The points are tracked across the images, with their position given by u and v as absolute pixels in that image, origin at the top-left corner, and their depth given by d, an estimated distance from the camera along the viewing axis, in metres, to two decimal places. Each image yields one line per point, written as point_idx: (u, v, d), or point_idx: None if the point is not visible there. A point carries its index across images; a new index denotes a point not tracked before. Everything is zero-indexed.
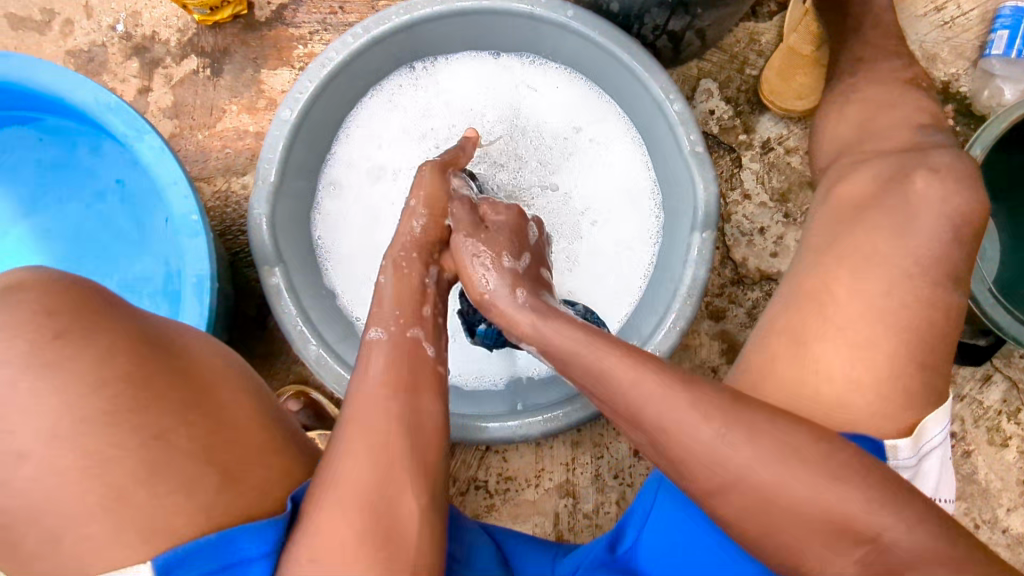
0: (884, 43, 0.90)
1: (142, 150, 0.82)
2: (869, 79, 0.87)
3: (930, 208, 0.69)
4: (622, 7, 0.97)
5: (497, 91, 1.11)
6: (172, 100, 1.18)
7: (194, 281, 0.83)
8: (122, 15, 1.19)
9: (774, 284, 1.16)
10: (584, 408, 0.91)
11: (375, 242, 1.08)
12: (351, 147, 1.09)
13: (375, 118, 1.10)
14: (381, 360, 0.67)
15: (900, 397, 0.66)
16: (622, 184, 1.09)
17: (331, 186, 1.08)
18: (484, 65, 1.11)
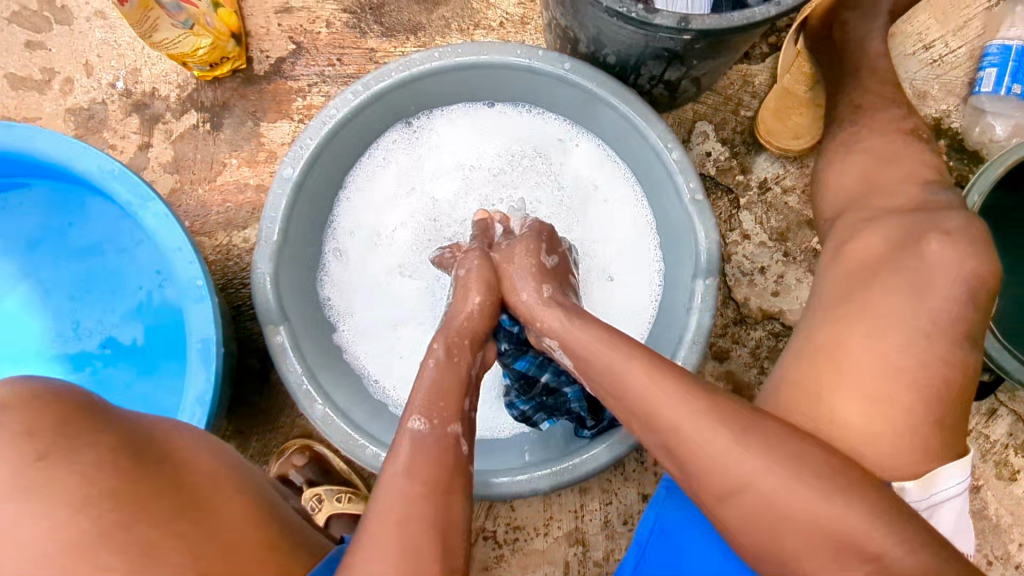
0: (881, 93, 0.92)
1: (146, 217, 0.83)
2: (871, 128, 0.88)
3: (936, 261, 0.70)
4: (618, 59, 0.97)
5: (496, 143, 1.12)
6: (172, 155, 1.19)
7: (200, 345, 0.83)
8: (121, 73, 1.20)
9: (777, 323, 1.17)
10: (595, 459, 0.90)
11: (383, 296, 1.09)
12: (352, 203, 1.10)
13: (374, 174, 1.11)
14: (408, 446, 0.68)
15: (915, 452, 0.66)
16: (623, 231, 1.10)
17: (333, 244, 1.09)
18: (480, 116, 1.12)
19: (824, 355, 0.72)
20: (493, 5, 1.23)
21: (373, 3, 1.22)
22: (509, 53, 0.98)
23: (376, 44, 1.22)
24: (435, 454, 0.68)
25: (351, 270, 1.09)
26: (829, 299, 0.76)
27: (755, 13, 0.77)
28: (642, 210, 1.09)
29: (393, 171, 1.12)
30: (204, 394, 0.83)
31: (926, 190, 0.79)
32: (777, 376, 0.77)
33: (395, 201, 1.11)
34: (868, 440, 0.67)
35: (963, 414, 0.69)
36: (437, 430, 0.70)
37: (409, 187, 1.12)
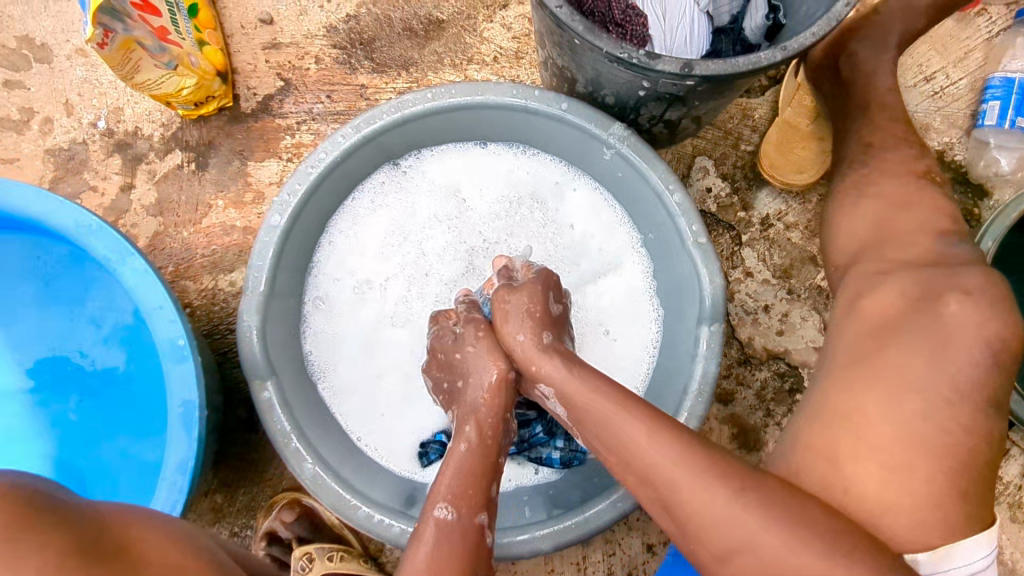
0: (890, 133, 0.89)
1: (125, 273, 0.79)
2: (877, 172, 0.86)
3: (956, 318, 0.67)
4: (618, 100, 0.94)
5: (487, 183, 1.09)
6: (155, 197, 1.15)
7: (182, 409, 0.78)
8: (103, 112, 1.16)
9: (783, 363, 1.13)
10: (601, 516, 0.85)
11: (369, 344, 1.04)
12: (338, 246, 1.06)
13: (362, 216, 1.07)
14: (429, 547, 0.66)
15: (940, 523, 0.63)
16: (619, 274, 1.07)
17: (318, 289, 1.04)
18: (471, 156, 1.09)
19: (841, 416, 0.68)
20: (486, 40, 1.20)
21: (364, 39, 1.19)
22: (504, 93, 0.95)
23: (367, 80, 1.19)
24: (458, 548, 0.66)
25: (335, 316, 1.04)
26: (844, 355, 0.72)
27: (760, 58, 0.75)
28: (637, 250, 1.07)
29: (380, 212, 1.08)
30: (185, 460, 0.78)
31: (938, 242, 0.76)
32: (790, 435, 0.73)
33: (382, 243, 1.07)
34: (890, 509, 0.64)
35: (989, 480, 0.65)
36: (466, 521, 0.68)
37: (397, 229, 1.07)
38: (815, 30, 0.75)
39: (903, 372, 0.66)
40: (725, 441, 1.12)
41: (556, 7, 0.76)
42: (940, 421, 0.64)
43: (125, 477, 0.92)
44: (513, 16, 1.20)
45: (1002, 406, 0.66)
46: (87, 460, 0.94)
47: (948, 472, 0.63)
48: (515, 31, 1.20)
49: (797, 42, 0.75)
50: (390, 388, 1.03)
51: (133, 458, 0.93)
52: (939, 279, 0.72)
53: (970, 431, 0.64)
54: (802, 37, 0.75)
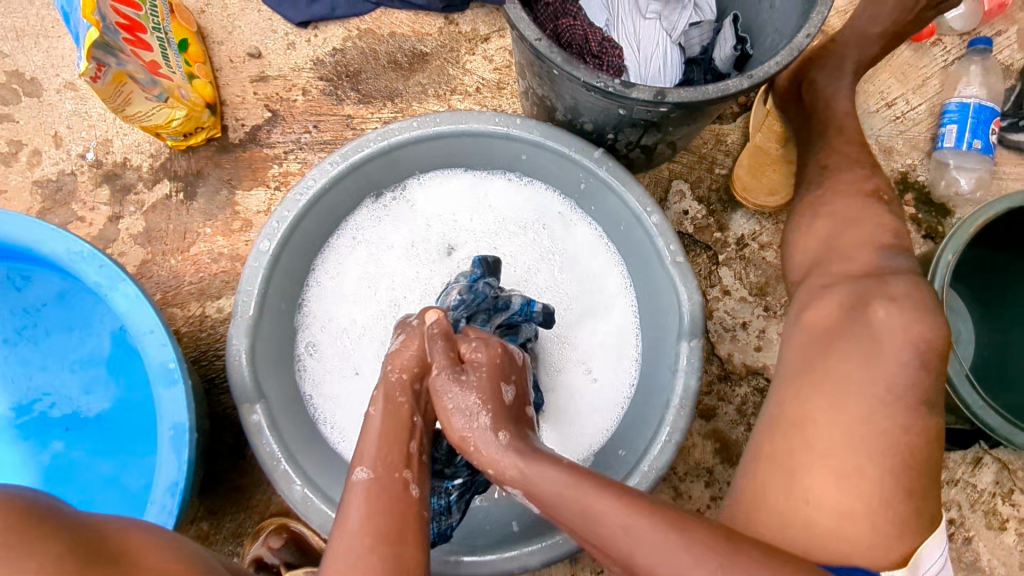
0: (852, 154, 0.93)
1: (116, 298, 0.80)
2: (836, 190, 0.90)
3: (913, 326, 0.70)
4: (596, 126, 0.98)
5: (485, 214, 1.13)
6: (143, 226, 1.16)
7: (172, 432, 0.78)
8: (93, 143, 1.19)
9: (762, 378, 1.16)
10: None
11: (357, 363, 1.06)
12: (337, 266, 1.09)
13: (359, 232, 1.10)
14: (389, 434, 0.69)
15: (904, 521, 0.65)
16: (604, 310, 1.10)
17: (315, 306, 1.07)
18: (471, 183, 1.13)
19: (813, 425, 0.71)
20: (469, 72, 1.24)
21: (350, 71, 1.23)
22: (487, 122, 0.99)
23: (353, 110, 1.22)
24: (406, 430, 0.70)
25: (326, 331, 1.07)
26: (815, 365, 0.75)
27: (728, 86, 0.79)
28: (627, 288, 1.10)
29: (379, 231, 1.11)
30: (175, 483, 0.78)
31: (892, 259, 0.80)
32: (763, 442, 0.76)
33: (378, 262, 1.10)
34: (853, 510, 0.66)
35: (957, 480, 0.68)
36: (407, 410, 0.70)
37: (394, 250, 1.11)
38: (778, 60, 0.80)
39: (867, 380, 0.70)
40: (708, 456, 1.14)
41: (535, 39, 0.80)
42: (904, 425, 0.67)
43: (106, 505, 0.91)
44: (494, 48, 1.25)
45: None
46: (70, 489, 0.93)
47: (911, 472, 0.66)
48: (497, 63, 1.25)
49: (762, 70, 0.79)
50: None
51: (117, 486, 0.92)
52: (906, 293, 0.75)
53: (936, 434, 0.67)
54: (766, 66, 0.80)
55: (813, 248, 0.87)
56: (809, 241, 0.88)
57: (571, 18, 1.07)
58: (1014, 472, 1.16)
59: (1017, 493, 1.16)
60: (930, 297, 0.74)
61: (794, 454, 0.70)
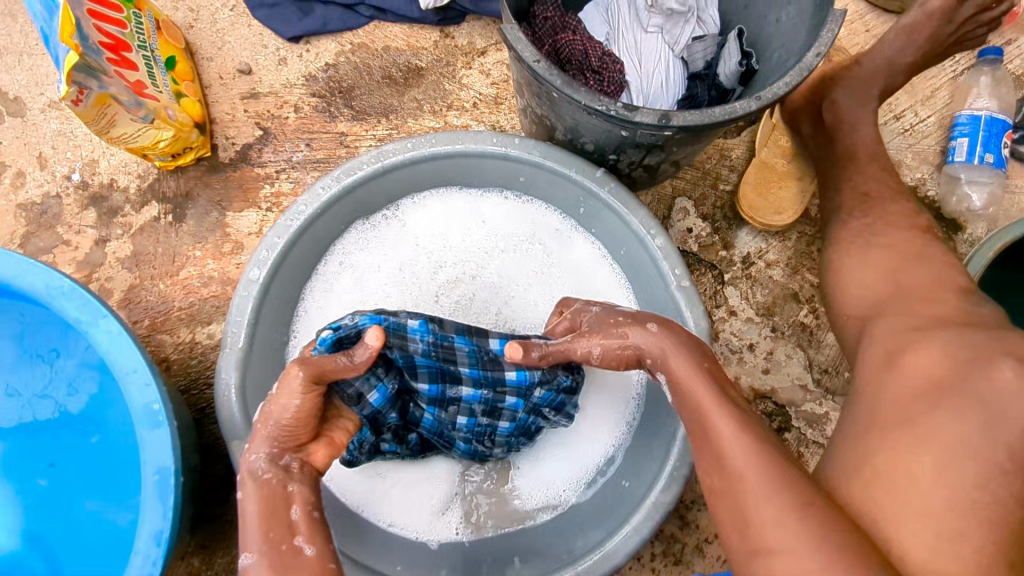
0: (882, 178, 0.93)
1: (98, 337, 0.76)
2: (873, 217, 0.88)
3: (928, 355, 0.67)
4: (597, 147, 0.94)
5: (484, 233, 1.08)
6: (131, 250, 1.13)
7: (156, 477, 0.74)
8: (78, 164, 1.15)
9: (770, 402, 1.13)
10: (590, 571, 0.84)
11: None
12: (329, 288, 1.04)
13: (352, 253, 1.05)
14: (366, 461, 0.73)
15: None
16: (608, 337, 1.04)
17: (306, 331, 1.02)
18: (469, 202, 1.08)
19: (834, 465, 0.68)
20: (466, 86, 1.21)
21: (343, 87, 1.20)
22: (484, 142, 0.96)
23: (346, 127, 1.19)
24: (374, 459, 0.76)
25: None
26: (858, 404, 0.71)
27: (735, 108, 0.76)
28: None
29: (373, 252, 1.06)
30: (159, 531, 0.74)
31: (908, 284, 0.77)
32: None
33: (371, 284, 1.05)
34: None
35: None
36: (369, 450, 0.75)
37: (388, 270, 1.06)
38: (787, 80, 0.77)
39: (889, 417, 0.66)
40: None
41: (534, 61, 0.77)
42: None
43: (93, 540, 0.91)
44: (491, 62, 1.22)
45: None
46: (60, 526, 0.93)
47: None
48: (494, 77, 1.21)
49: (771, 91, 0.76)
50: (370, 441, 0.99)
51: (105, 525, 0.92)
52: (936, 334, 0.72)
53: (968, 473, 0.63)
54: (774, 87, 0.76)
55: (859, 287, 0.83)
56: (849, 274, 0.85)
57: (571, 33, 1.04)
58: None
59: None
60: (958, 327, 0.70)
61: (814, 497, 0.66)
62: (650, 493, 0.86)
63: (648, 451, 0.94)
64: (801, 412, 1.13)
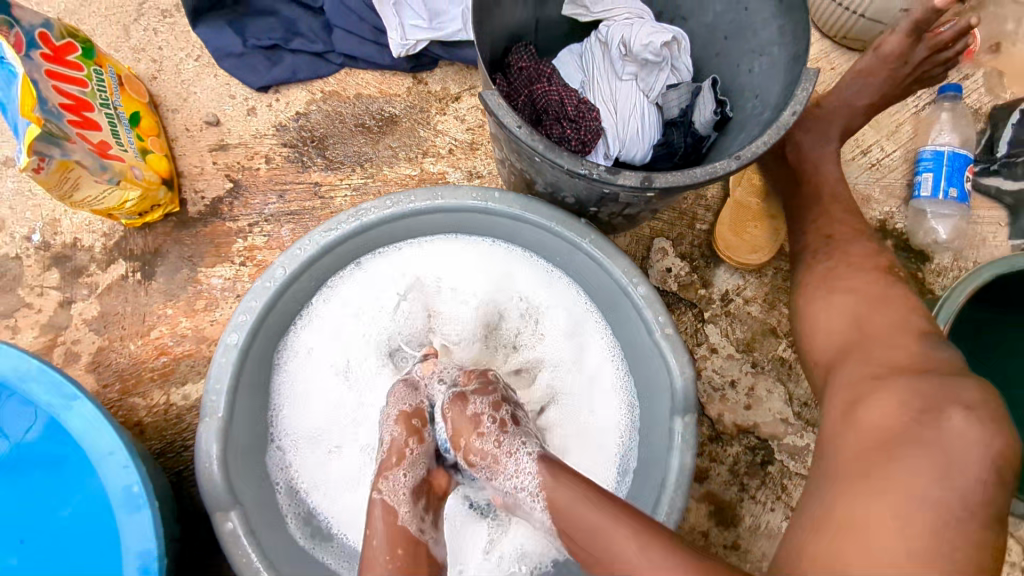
0: (838, 219, 0.96)
1: (71, 420, 0.74)
2: (834, 258, 0.90)
3: None
4: (578, 200, 0.95)
5: (473, 280, 1.08)
6: (97, 310, 1.09)
7: (139, 562, 0.74)
8: (39, 224, 1.11)
9: (753, 437, 1.14)
10: None
11: (328, 425, 1.02)
12: (319, 335, 1.04)
13: (352, 288, 1.05)
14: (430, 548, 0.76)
15: None
16: (597, 405, 1.04)
17: (307, 379, 1.03)
18: (467, 248, 1.08)
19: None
20: (441, 132, 1.20)
21: (316, 136, 1.18)
22: (464, 196, 0.95)
23: (320, 177, 1.17)
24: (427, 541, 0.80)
25: (303, 389, 1.02)
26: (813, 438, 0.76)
27: (717, 167, 0.76)
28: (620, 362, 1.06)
29: (369, 285, 1.06)
30: None
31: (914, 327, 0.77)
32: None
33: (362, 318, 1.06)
34: None
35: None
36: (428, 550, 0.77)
37: (378, 305, 1.06)
38: (766, 139, 0.78)
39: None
40: (703, 520, 1.12)
41: (515, 125, 0.76)
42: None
43: None
44: (465, 108, 1.21)
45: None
46: None
47: None
48: (469, 123, 1.21)
49: (750, 150, 0.77)
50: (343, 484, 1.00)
51: None
52: None
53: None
54: (754, 145, 0.77)
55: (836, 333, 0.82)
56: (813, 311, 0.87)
57: (547, 83, 1.04)
58: None
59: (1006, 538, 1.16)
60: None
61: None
62: None
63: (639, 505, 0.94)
64: (784, 445, 1.14)
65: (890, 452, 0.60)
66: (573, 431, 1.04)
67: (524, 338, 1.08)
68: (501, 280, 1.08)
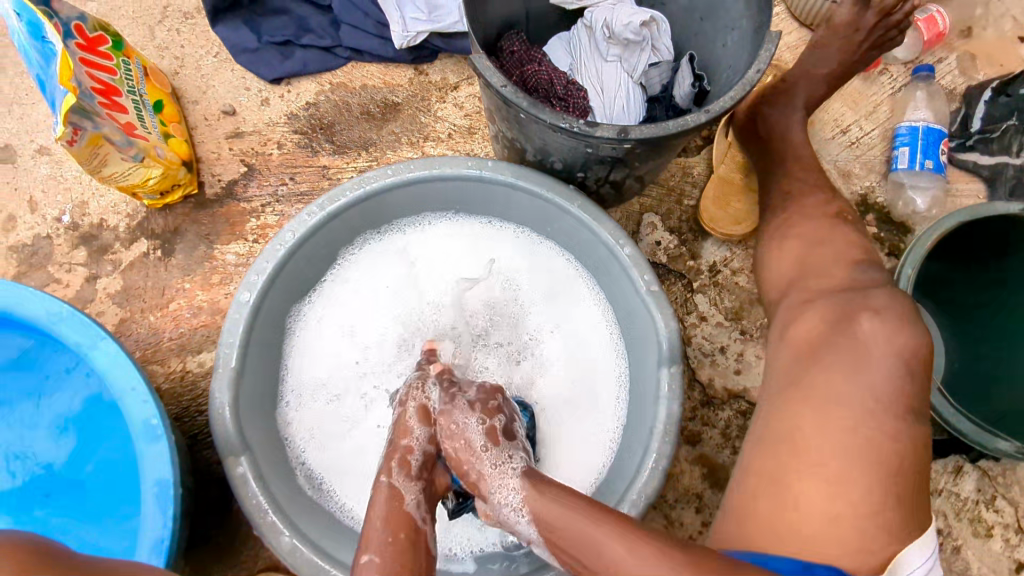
0: (810, 180, 1.02)
1: (98, 358, 0.82)
2: (798, 214, 0.99)
3: (881, 333, 0.77)
4: (566, 165, 1.01)
5: (472, 259, 1.16)
6: (121, 285, 1.16)
7: (156, 488, 0.80)
8: (68, 206, 1.19)
9: (744, 401, 1.18)
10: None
11: (339, 395, 1.08)
12: (328, 313, 1.11)
13: (358, 270, 1.13)
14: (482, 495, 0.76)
15: (877, 522, 0.70)
16: (590, 376, 1.10)
17: (316, 353, 1.09)
18: (463, 229, 1.16)
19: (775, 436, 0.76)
20: (441, 119, 1.28)
21: (324, 123, 1.26)
22: (460, 165, 1.02)
23: (328, 161, 1.25)
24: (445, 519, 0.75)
25: (313, 362, 1.09)
26: (786, 370, 0.81)
27: (688, 120, 0.83)
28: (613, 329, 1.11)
29: (374, 267, 1.14)
30: (160, 540, 0.78)
31: (865, 272, 0.87)
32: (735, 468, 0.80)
33: (368, 297, 1.13)
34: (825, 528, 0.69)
35: (919, 485, 0.73)
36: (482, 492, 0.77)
37: (381, 285, 1.14)
38: (733, 94, 0.84)
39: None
40: (697, 482, 1.15)
41: (501, 86, 0.84)
42: (868, 431, 0.72)
43: None
44: (464, 96, 1.29)
45: (912, 411, 0.74)
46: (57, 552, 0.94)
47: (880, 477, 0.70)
48: (467, 110, 1.29)
49: (718, 104, 0.84)
50: (354, 449, 1.05)
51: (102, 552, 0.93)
52: (895, 324, 0.77)
53: (891, 434, 0.72)
54: (722, 100, 0.84)
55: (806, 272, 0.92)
56: (782, 262, 0.96)
57: (537, 64, 1.12)
58: (994, 478, 1.18)
59: (1000, 499, 1.17)
60: (891, 303, 0.79)
61: (775, 467, 0.75)
62: (631, 486, 0.91)
63: (630, 455, 0.98)
64: None
65: (812, 359, 0.79)
66: (572, 397, 1.09)
67: (521, 311, 1.14)
68: (497, 258, 1.16)
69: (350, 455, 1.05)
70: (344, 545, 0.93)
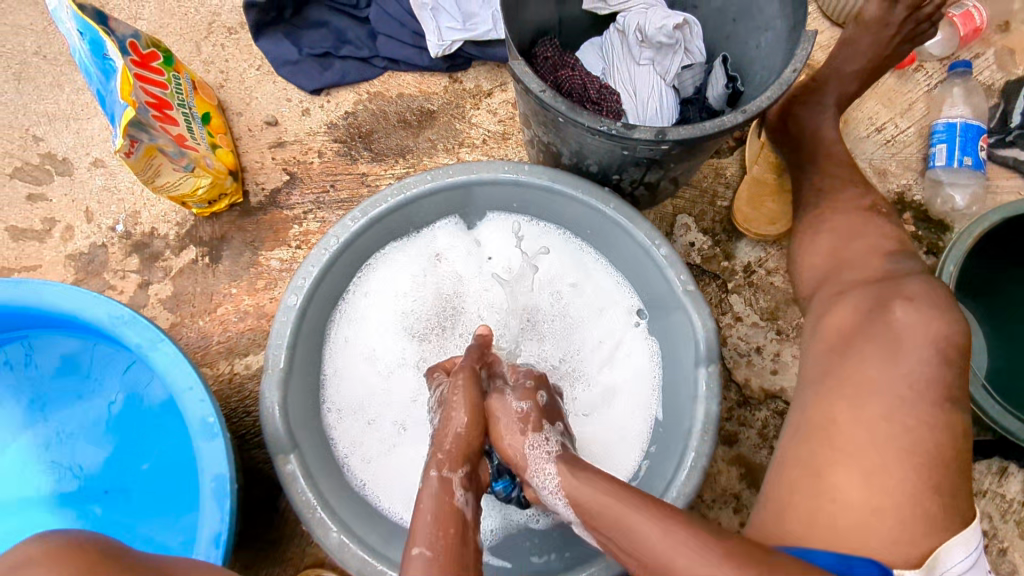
0: (846, 177, 1.02)
1: (157, 359, 0.85)
2: (834, 208, 0.98)
3: (917, 321, 0.77)
4: (601, 167, 1.03)
5: (503, 257, 1.18)
6: (172, 290, 1.21)
7: (214, 482, 0.83)
8: (122, 216, 1.25)
9: (782, 401, 1.18)
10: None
11: (376, 393, 1.10)
12: (362, 313, 1.14)
13: (390, 271, 1.15)
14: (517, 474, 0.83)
15: (927, 515, 0.69)
16: (626, 370, 1.11)
17: (352, 352, 1.12)
18: (494, 227, 1.18)
19: (815, 427, 0.76)
20: (475, 125, 1.31)
21: (363, 132, 1.30)
22: (497, 170, 1.04)
23: (367, 168, 1.28)
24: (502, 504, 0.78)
25: (348, 362, 1.11)
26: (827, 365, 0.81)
27: (724, 121, 0.84)
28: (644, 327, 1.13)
29: (406, 267, 1.16)
30: (218, 534, 0.82)
31: (896, 262, 0.87)
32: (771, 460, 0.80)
33: (401, 297, 1.15)
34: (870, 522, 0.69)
35: (964, 477, 0.72)
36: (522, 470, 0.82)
37: (414, 284, 1.16)
38: (770, 93, 0.85)
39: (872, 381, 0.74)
40: (734, 483, 1.15)
41: (539, 91, 0.86)
42: (914, 423, 0.72)
43: None
44: (497, 102, 1.32)
45: (956, 403, 0.74)
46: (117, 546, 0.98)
47: (927, 469, 0.70)
48: (501, 116, 1.31)
49: (755, 104, 0.85)
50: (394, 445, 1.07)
51: (159, 547, 0.97)
52: (938, 318, 0.77)
53: (935, 423, 0.72)
54: (758, 100, 0.85)
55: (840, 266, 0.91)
56: (815, 256, 0.96)
57: (571, 70, 1.13)
58: None
59: None
60: (930, 294, 0.79)
61: (816, 459, 0.75)
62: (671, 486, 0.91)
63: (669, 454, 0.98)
64: None
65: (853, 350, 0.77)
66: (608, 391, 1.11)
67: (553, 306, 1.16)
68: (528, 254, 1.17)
69: (391, 451, 1.07)
70: (389, 541, 0.96)
